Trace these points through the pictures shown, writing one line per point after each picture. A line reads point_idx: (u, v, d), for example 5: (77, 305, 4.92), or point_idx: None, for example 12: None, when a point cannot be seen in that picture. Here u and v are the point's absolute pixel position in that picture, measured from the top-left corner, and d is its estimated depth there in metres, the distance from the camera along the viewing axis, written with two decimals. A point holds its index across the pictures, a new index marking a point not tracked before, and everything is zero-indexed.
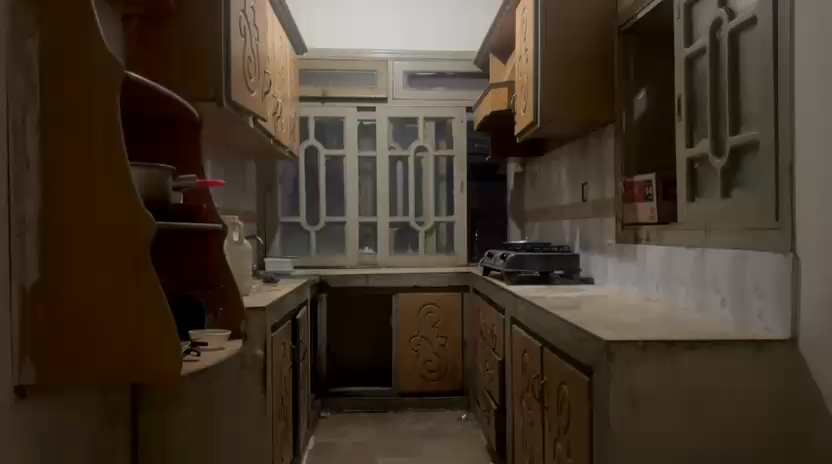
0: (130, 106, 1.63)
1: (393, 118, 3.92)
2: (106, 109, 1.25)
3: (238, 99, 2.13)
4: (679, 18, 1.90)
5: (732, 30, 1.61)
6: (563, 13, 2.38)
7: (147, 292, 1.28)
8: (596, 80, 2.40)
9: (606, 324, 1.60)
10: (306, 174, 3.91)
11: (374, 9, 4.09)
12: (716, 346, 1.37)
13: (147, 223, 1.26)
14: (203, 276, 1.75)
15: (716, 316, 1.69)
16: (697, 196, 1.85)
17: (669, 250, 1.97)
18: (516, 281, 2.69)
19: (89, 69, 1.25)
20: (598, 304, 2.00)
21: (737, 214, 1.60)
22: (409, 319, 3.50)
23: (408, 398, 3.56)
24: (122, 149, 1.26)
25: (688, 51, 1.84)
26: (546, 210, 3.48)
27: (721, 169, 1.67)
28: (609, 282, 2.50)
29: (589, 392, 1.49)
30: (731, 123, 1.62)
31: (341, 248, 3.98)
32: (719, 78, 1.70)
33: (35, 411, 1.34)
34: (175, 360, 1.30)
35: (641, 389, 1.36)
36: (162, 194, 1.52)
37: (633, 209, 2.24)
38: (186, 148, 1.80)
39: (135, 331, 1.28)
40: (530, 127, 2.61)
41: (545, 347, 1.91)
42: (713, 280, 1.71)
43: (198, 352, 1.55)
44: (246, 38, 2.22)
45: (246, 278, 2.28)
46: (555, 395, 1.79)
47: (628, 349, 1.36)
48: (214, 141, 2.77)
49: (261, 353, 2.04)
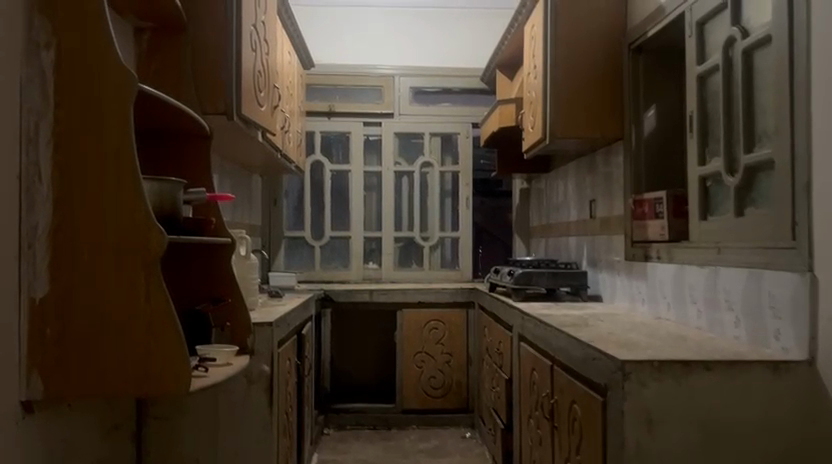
0: (141, 119, 1.63)
1: (399, 133, 3.93)
2: (118, 123, 1.25)
3: (247, 113, 2.12)
4: (691, 36, 1.89)
5: (746, 49, 1.60)
6: (573, 29, 2.38)
7: (158, 307, 1.27)
8: (605, 97, 2.38)
9: (618, 342, 1.59)
10: (312, 189, 3.90)
11: (380, 24, 4.10)
12: (733, 366, 1.35)
13: (159, 238, 1.26)
14: (208, 290, 1.77)
15: (729, 336, 1.67)
16: (709, 214, 1.84)
17: (680, 268, 1.96)
18: (523, 298, 2.67)
19: (102, 82, 1.24)
20: (608, 322, 1.98)
21: (752, 232, 1.59)
22: (414, 335, 3.48)
23: (412, 415, 3.52)
24: (135, 163, 1.26)
25: (700, 69, 1.84)
26: (552, 226, 3.47)
27: (734, 187, 1.66)
28: (618, 299, 2.48)
29: (602, 411, 1.47)
30: (745, 141, 1.61)
31: (345, 263, 3.93)
32: (732, 97, 1.69)
33: (40, 426, 1.32)
34: (185, 375, 1.29)
35: (656, 409, 1.34)
36: (173, 207, 1.49)
37: (641, 226, 2.22)
38: (194, 161, 1.79)
39: (144, 345, 1.27)
40: (539, 142, 2.57)
41: (555, 365, 1.89)
42: (726, 300, 1.69)
43: (205, 368, 1.53)
44: (256, 52, 2.23)
45: (252, 293, 2.26)
46: (565, 415, 1.76)
47: (643, 369, 1.34)
48: (221, 153, 2.76)
49: (268, 369, 1.97)
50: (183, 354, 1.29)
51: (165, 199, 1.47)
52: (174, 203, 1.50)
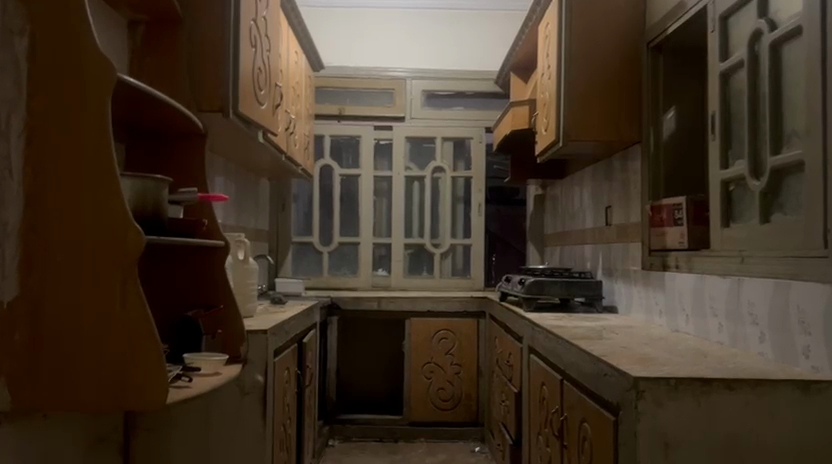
0: (131, 116, 1.54)
1: (410, 137, 3.84)
2: (96, 115, 1.15)
3: (246, 111, 2.03)
4: (714, 31, 1.77)
5: (773, 43, 1.49)
6: (588, 27, 2.28)
7: (136, 313, 1.18)
8: (622, 98, 2.27)
9: (633, 357, 1.47)
10: (321, 194, 3.82)
11: (392, 27, 4.03)
12: (758, 386, 1.23)
13: (138, 239, 1.16)
14: (201, 295, 1.69)
15: (753, 352, 1.55)
16: (732, 220, 1.70)
17: (701, 278, 1.84)
18: (534, 307, 2.55)
19: (81, 70, 1.15)
20: (623, 335, 1.86)
21: (778, 240, 1.47)
22: (423, 345, 3.37)
23: (419, 428, 3.40)
24: (113, 157, 1.16)
25: (723, 66, 1.71)
26: (567, 234, 3.36)
27: (759, 192, 1.54)
28: (634, 311, 2.36)
29: (614, 432, 1.35)
30: (772, 143, 1.49)
31: (354, 270, 3.83)
32: (758, 96, 1.58)
33: (9, 440, 1.22)
34: (163, 386, 1.20)
35: (674, 432, 1.23)
36: (156, 207, 1.40)
37: (660, 234, 2.09)
38: (187, 162, 1.70)
39: (121, 354, 1.18)
40: (551, 145, 2.46)
41: (565, 380, 1.78)
42: (750, 313, 1.57)
43: (189, 378, 1.44)
44: (256, 48, 2.14)
45: (250, 301, 2.15)
46: (575, 436, 1.65)
47: (659, 388, 1.23)
48: (225, 156, 2.69)
49: (262, 379, 1.87)
50: (161, 364, 1.20)
51: (149, 199, 1.38)
52: (157, 204, 1.40)
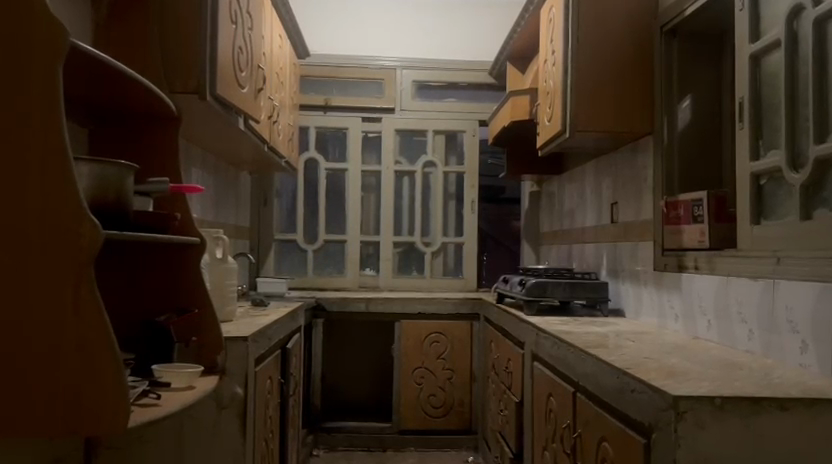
0: (92, 94, 1.34)
1: (400, 129, 3.66)
2: (43, 85, 0.93)
3: (225, 94, 1.84)
4: (743, 10, 1.61)
5: (818, 18, 1.33)
6: (598, 8, 2.11)
7: (90, 321, 0.96)
8: (631, 85, 2.12)
9: (660, 370, 1.31)
10: (306, 189, 3.64)
11: (381, 14, 3.84)
12: (814, 405, 1.07)
13: (93, 233, 0.94)
14: (173, 297, 1.50)
15: (793, 364, 1.39)
16: (763, 218, 1.55)
17: (725, 280, 1.68)
18: (536, 311, 2.37)
19: (20, 26, 0.93)
20: (639, 343, 1.70)
21: (824, 239, 1.31)
22: (413, 348, 3.20)
23: (409, 436, 3.23)
24: (64, 135, 0.93)
25: (755, 47, 1.55)
26: (564, 232, 3.20)
27: (800, 186, 1.38)
28: (644, 315, 2.20)
29: (645, 455, 1.19)
30: (816, 130, 1.33)
31: (340, 270, 3.65)
32: (797, 79, 1.42)
33: None
34: (123, 408, 0.98)
35: (719, 458, 1.06)
36: (118, 199, 1.20)
37: (676, 232, 1.93)
38: (156, 147, 1.51)
39: (72, 371, 0.96)
40: (558, 136, 2.28)
41: (577, 392, 1.62)
42: (789, 320, 1.42)
43: (158, 394, 1.24)
44: (237, 25, 1.95)
45: (230, 303, 1.97)
46: (591, 454, 1.49)
47: (701, 407, 1.06)
48: (202, 146, 2.49)
49: (241, 391, 1.69)
50: (121, 381, 0.98)
51: (110, 186, 1.19)
52: (121, 193, 1.21)
